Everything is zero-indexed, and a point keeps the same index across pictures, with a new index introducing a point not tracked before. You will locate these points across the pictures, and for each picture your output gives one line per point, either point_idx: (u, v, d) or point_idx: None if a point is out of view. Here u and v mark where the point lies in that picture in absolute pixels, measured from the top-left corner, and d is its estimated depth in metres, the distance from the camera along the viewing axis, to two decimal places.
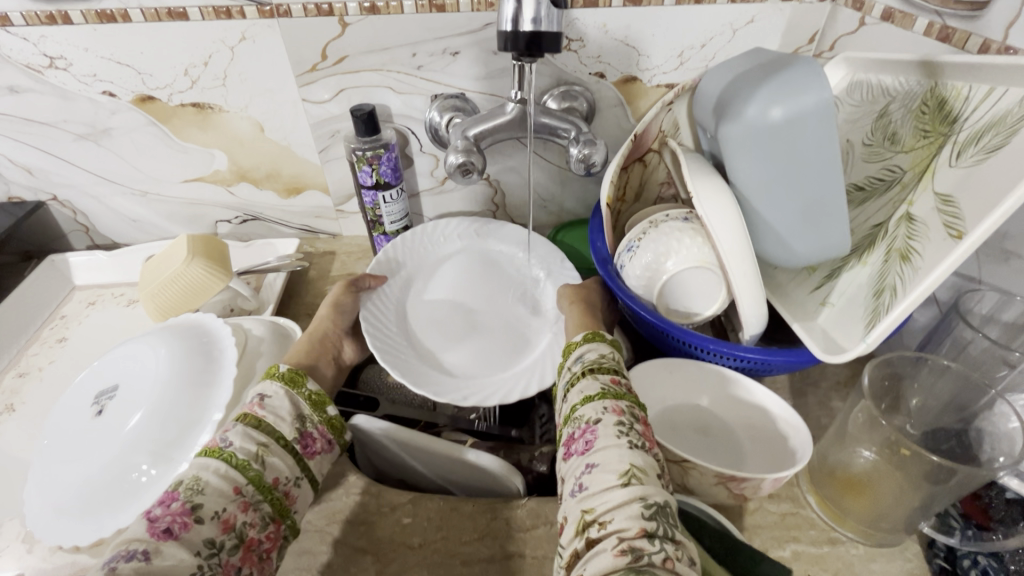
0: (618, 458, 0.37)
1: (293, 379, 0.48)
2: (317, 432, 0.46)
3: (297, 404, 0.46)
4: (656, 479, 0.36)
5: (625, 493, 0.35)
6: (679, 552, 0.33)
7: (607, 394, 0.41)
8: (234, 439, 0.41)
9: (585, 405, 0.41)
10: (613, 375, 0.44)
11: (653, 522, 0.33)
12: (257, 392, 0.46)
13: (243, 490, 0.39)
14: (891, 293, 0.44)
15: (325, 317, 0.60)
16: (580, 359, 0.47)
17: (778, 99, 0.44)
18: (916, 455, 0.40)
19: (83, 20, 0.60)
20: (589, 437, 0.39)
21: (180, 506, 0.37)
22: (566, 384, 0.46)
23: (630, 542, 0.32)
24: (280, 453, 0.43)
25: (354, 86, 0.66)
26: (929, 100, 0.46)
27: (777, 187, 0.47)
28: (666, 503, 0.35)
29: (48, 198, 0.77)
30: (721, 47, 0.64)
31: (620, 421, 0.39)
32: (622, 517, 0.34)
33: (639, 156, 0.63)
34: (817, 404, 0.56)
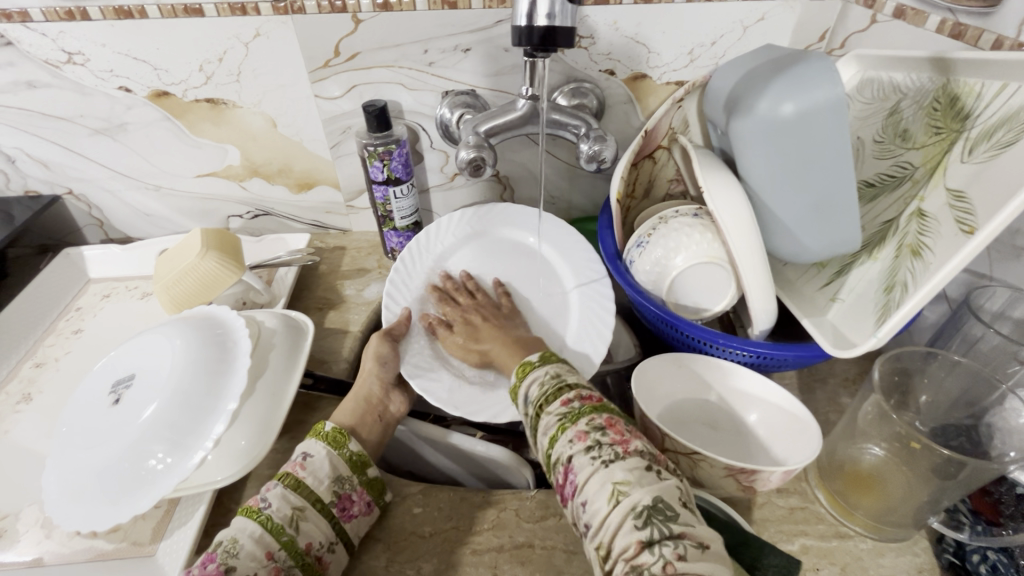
0: (599, 485, 0.36)
1: (335, 438, 0.47)
2: (357, 494, 0.45)
3: (338, 466, 0.45)
4: (640, 480, 0.36)
5: (617, 515, 0.35)
6: (679, 545, 0.33)
7: (565, 424, 0.40)
8: (273, 500, 0.41)
9: (554, 447, 0.40)
10: (561, 399, 0.42)
11: (647, 530, 0.33)
12: (301, 450, 0.46)
13: (276, 556, 0.39)
14: (902, 288, 0.44)
15: (369, 375, 0.55)
16: (528, 401, 0.45)
17: (790, 94, 0.44)
18: (926, 448, 0.40)
19: (101, 16, 0.61)
20: (571, 477, 0.38)
21: (214, 567, 0.37)
22: (530, 430, 0.44)
23: (633, 563, 0.33)
24: (315, 517, 0.42)
25: (366, 82, 0.67)
26: (941, 97, 0.46)
27: (788, 182, 0.47)
28: (654, 500, 0.35)
29: (64, 192, 0.78)
30: (731, 45, 0.65)
31: (589, 445, 0.38)
32: (620, 539, 0.34)
33: (649, 153, 0.63)
34: (825, 399, 0.56)
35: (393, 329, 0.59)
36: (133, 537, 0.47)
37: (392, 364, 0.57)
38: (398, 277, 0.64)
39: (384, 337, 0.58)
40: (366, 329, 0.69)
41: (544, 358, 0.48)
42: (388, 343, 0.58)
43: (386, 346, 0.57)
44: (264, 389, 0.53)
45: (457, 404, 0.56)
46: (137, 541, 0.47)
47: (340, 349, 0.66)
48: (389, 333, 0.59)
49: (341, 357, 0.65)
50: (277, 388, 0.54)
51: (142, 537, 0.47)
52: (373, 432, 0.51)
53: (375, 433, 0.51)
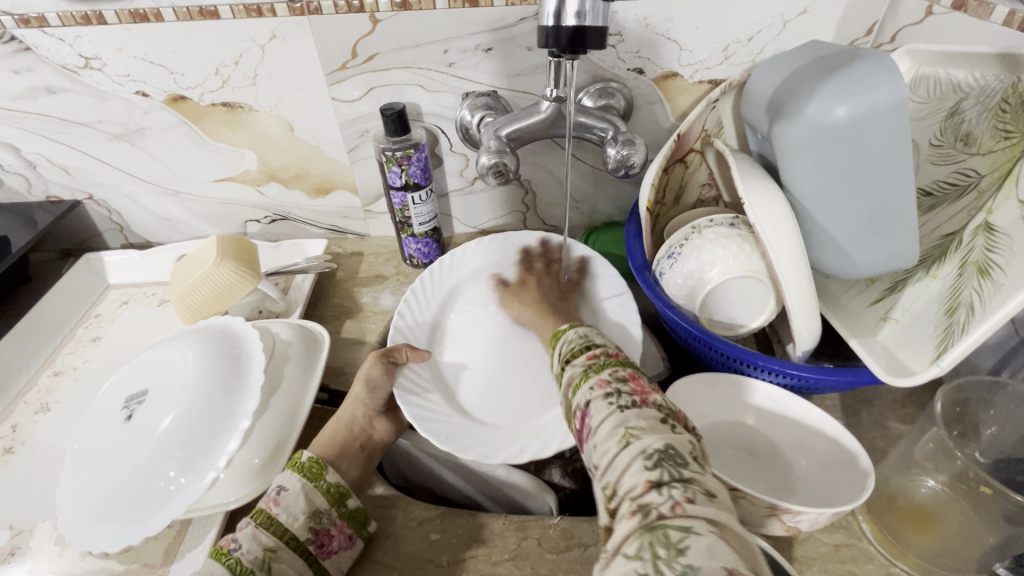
0: (611, 429, 0.33)
1: (312, 469, 0.45)
2: (336, 528, 0.43)
3: (314, 499, 0.43)
4: (653, 424, 0.33)
5: (626, 456, 0.31)
6: (689, 487, 0.29)
7: (589, 372, 0.38)
8: (242, 542, 0.39)
9: (576, 394, 0.37)
10: (587, 353, 0.40)
11: (657, 470, 0.30)
12: (275, 483, 0.44)
13: None
14: (967, 311, 0.40)
15: (359, 399, 0.52)
16: (557, 358, 0.43)
17: (843, 96, 0.40)
18: (999, 493, 0.37)
19: (117, 19, 0.59)
20: (588, 420, 0.35)
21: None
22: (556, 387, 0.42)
23: (637, 499, 0.29)
24: (289, 557, 0.40)
25: (385, 84, 0.64)
26: (1011, 97, 0.42)
27: (839, 192, 0.43)
28: (668, 443, 0.31)
29: (84, 197, 0.78)
30: (770, 40, 0.60)
31: (610, 392, 0.36)
32: (627, 477, 0.30)
33: (681, 157, 0.59)
34: (872, 424, 0.52)
35: (393, 349, 0.55)
36: (145, 557, 0.46)
37: (384, 388, 0.53)
38: (416, 294, 0.63)
39: (382, 359, 0.54)
40: (382, 340, 0.67)
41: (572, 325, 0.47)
42: (386, 363, 0.54)
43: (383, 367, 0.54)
44: (278, 404, 0.51)
45: (451, 437, 0.51)
46: (149, 562, 0.46)
47: (357, 360, 0.64)
48: (388, 352, 0.55)
49: (358, 368, 0.63)
50: (293, 403, 0.53)
51: (155, 559, 0.46)
52: (354, 465, 0.49)
53: (352, 465, 0.49)
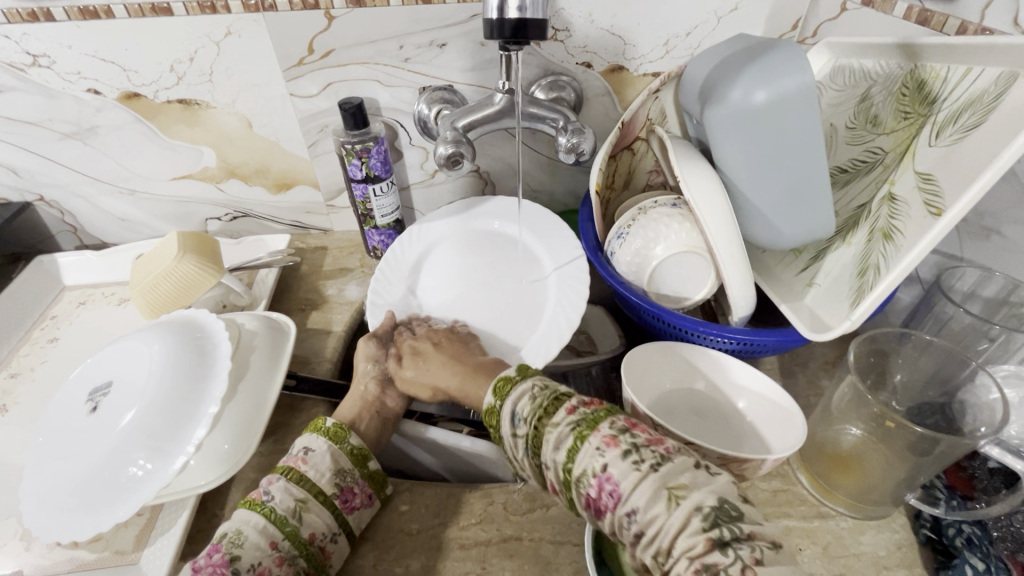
0: (651, 492, 0.33)
1: (336, 433, 0.47)
2: (359, 487, 0.46)
3: (339, 459, 0.46)
4: (693, 478, 0.34)
5: (678, 518, 0.32)
6: (756, 547, 0.30)
7: (585, 431, 0.37)
8: (275, 493, 0.42)
9: (576, 460, 0.36)
10: (568, 406, 0.39)
11: (716, 530, 0.31)
12: (302, 445, 0.46)
13: (279, 545, 0.39)
14: (875, 271, 0.45)
15: (369, 372, 0.56)
16: (518, 419, 0.41)
17: (761, 83, 0.45)
18: (901, 427, 0.41)
19: (66, 16, 0.59)
20: (610, 487, 0.34)
21: (220, 558, 0.37)
22: (529, 453, 0.39)
23: (701, 560, 0.30)
24: (318, 508, 0.42)
25: (342, 80, 0.66)
26: (909, 82, 0.47)
27: (763, 171, 0.47)
28: (721, 500, 0.32)
29: (35, 198, 0.76)
30: (706, 35, 0.65)
31: (625, 447, 0.35)
32: (684, 538, 0.31)
33: (627, 144, 0.63)
34: (806, 383, 0.57)
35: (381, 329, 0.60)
36: (116, 545, 0.47)
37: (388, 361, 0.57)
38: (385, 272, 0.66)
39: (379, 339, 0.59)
40: (349, 329, 0.69)
41: (524, 373, 0.45)
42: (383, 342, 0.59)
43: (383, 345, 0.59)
44: (246, 392, 0.52)
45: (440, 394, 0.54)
46: (120, 549, 0.46)
47: (324, 350, 0.66)
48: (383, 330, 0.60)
49: (324, 358, 0.65)
50: (260, 391, 0.54)
51: (125, 545, 0.47)
52: (371, 426, 0.51)
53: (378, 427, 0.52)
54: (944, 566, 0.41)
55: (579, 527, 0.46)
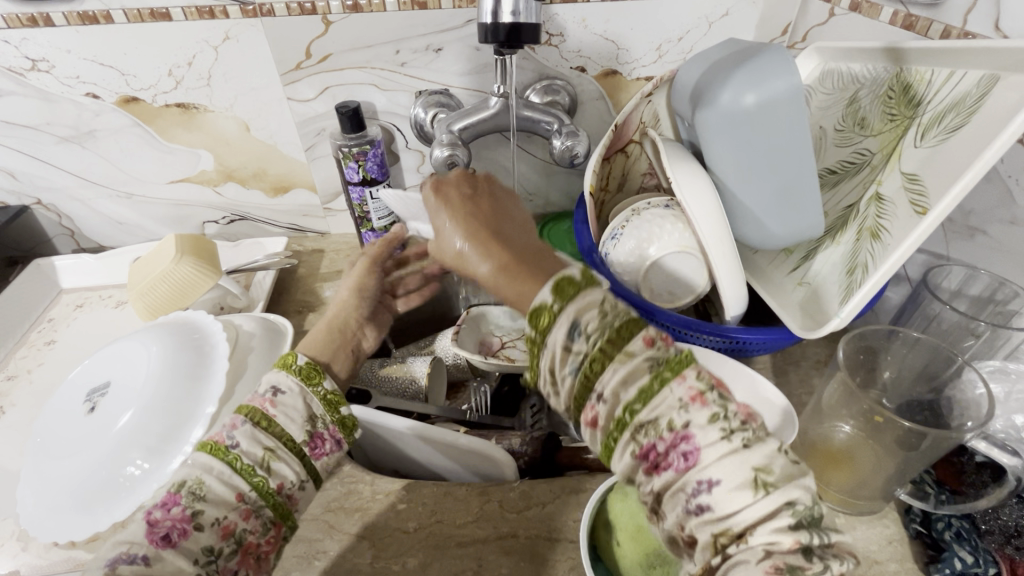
0: (740, 471, 0.26)
1: (309, 373, 0.42)
2: (329, 433, 0.41)
3: (311, 404, 0.41)
4: (786, 467, 0.26)
5: (765, 507, 0.25)
6: (842, 560, 0.25)
7: (665, 377, 0.28)
8: (241, 440, 0.37)
9: (648, 405, 0.27)
10: (649, 336, 0.29)
11: (805, 532, 0.25)
12: (270, 384, 0.41)
13: (246, 498, 0.36)
14: (863, 270, 0.46)
15: (352, 300, 0.56)
16: (577, 330, 0.29)
17: (750, 86, 0.46)
18: (889, 420, 0.42)
19: (65, 22, 0.60)
20: (685, 449, 0.26)
21: (180, 512, 0.34)
22: (580, 375, 0.29)
23: (783, 558, 0.25)
24: (287, 457, 0.38)
25: (339, 83, 0.67)
26: (895, 86, 0.49)
27: (754, 171, 0.48)
28: (812, 497, 0.26)
29: (33, 202, 0.77)
30: (698, 40, 0.66)
31: (715, 409, 0.27)
32: (764, 533, 0.25)
33: (621, 147, 0.64)
34: (798, 381, 0.58)
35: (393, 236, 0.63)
36: None
37: (371, 290, 0.59)
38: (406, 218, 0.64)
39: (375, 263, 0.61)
40: None
41: (588, 275, 0.31)
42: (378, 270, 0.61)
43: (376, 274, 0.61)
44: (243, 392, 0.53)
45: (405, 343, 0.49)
46: None
47: None
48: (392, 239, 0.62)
49: None
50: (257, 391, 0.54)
51: None
52: (344, 367, 0.49)
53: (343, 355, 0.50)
54: (933, 560, 0.42)
55: (574, 523, 0.47)
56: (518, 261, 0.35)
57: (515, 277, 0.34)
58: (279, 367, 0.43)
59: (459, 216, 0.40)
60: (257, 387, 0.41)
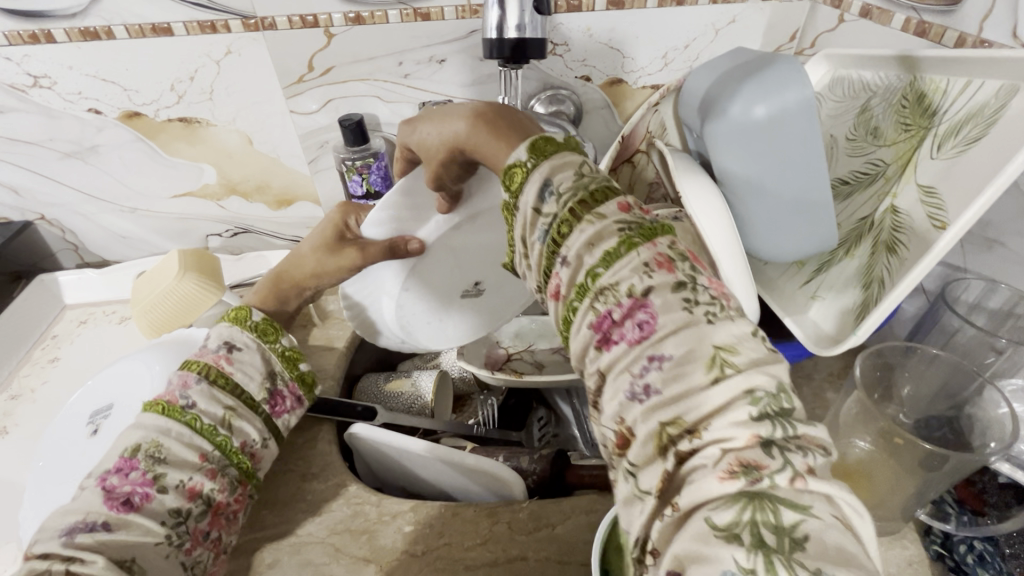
0: (697, 346, 0.26)
1: (263, 329, 0.50)
2: (287, 391, 0.50)
3: (270, 360, 0.49)
4: (752, 355, 0.26)
5: (724, 392, 0.25)
6: (808, 453, 0.24)
7: (634, 240, 0.28)
8: (198, 399, 0.43)
9: (611, 269, 0.28)
10: (624, 201, 0.30)
11: (766, 425, 0.24)
12: (223, 341, 0.47)
13: (208, 458, 0.42)
14: (880, 285, 0.45)
15: (310, 276, 0.52)
16: (549, 192, 0.30)
17: (760, 98, 0.44)
18: (910, 443, 0.41)
19: (66, 38, 0.59)
20: (643, 317, 0.27)
21: (141, 476, 0.38)
22: (547, 238, 0.30)
23: (739, 455, 0.23)
24: (248, 413, 0.46)
25: (342, 96, 0.66)
26: (910, 94, 0.47)
27: (766, 185, 0.47)
28: (778, 387, 0.25)
29: (36, 217, 0.77)
30: (704, 47, 0.65)
31: (680, 279, 0.28)
32: (725, 424, 0.24)
33: (627, 157, 0.65)
34: (811, 395, 0.57)
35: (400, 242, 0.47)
36: None
37: (336, 279, 0.51)
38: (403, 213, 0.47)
39: (357, 266, 0.49)
40: (351, 345, 0.68)
41: (569, 141, 0.33)
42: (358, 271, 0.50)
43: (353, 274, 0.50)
44: None
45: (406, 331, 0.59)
46: None
47: (327, 367, 0.65)
48: (396, 247, 0.47)
49: (326, 375, 0.64)
50: None
51: None
52: (290, 307, 0.56)
53: (291, 305, 0.55)
54: None
55: (585, 546, 0.46)
56: (493, 113, 0.36)
57: (489, 129, 0.35)
58: (233, 324, 0.49)
59: (440, 108, 0.39)
60: (209, 344, 0.47)
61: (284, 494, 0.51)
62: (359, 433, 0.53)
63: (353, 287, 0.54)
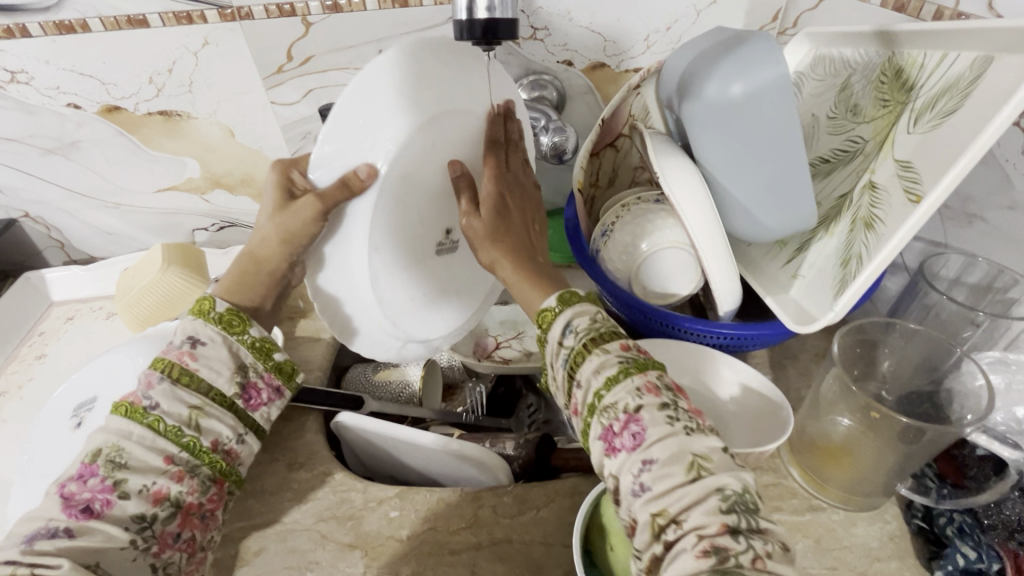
0: (677, 452, 0.30)
1: (229, 321, 0.43)
2: (262, 383, 0.45)
3: (238, 353, 0.43)
4: (723, 459, 0.31)
5: (696, 490, 0.29)
6: (769, 541, 0.28)
7: (630, 369, 0.34)
8: (159, 401, 0.39)
9: (611, 391, 0.33)
10: (623, 342, 0.36)
11: (734, 516, 0.28)
12: (187, 335, 0.42)
13: (174, 460, 0.39)
14: (857, 261, 0.44)
15: (275, 243, 0.43)
16: (570, 330, 0.37)
17: (736, 76, 0.45)
18: (886, 417, 0.41)
19: (42, 31, 0.59)
20: (635, 428, 0.31)
21: (100, 482, 0.36)
22: (567, 365, 0.36)
23: (711, 540, 0.28)
24: (218, 412, 0.42)
25: (323, 86, 0.66)
26: (888, 70, 0.48)
27: (742, 162, 0.47)
28: (744, 488, 0.30)
29: (20, 215, 0.76)
30: (686, 29, 0.65)
31: (664, 400, 0.32)
32: (698, 513, 0.29)
33: (610, 141, 0.63)
34: (796, 375, 0.57)
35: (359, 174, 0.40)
36: None
37: (304, 239, 0.43)
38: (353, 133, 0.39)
39: (323, 214, 0.41)
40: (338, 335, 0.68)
41: (591, 296, 0.40)
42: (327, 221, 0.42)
43: (321, 226, 0.42)
44: None
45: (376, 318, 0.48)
46: None
47: (314, 358, 0.66)
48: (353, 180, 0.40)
49: (313, 365, 0.65)
50: None
51: None
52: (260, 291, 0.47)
53: (266, 300, 0.47)
54: (936, 556, 0.41)
55: (569, 528, 0.46)
56: (535, 270, 0.43)
57: (529, 281, 0.43)
58: (196, 317, 0.43)
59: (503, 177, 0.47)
60: (173, 338, 0.42)
61: (271, 483, 0.52)
62: (345, 421, 0.52)
63: (328, 276, 0.45)
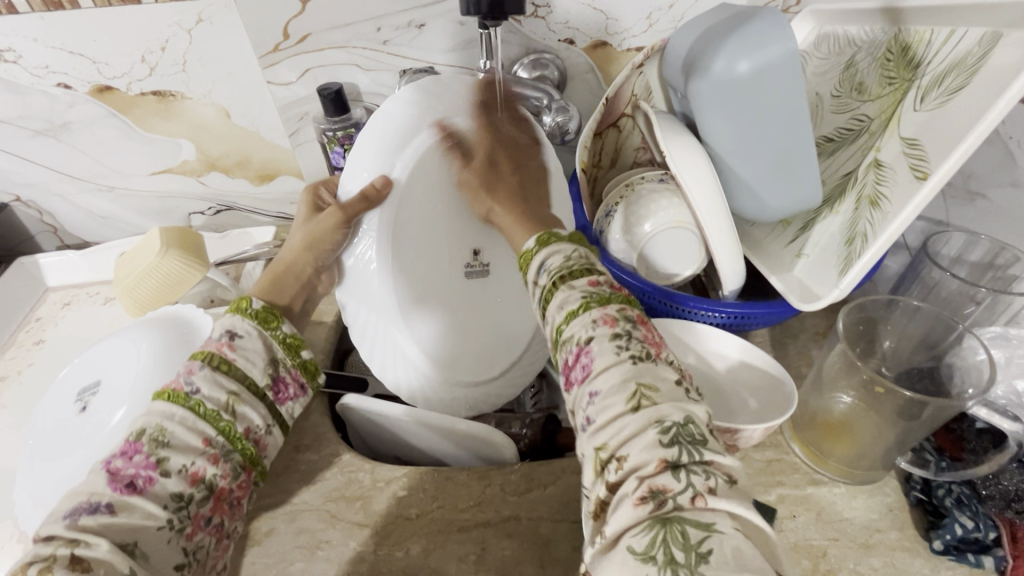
0: (620, 381, 0.30)
1: (266, 317, 0.44)
2: (291, 376, 0.45)
3: (271, 347, 0.44)
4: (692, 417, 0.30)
5: (635, 421, 0.29)
6: (710, 475, 0.27)
7: (591, 303, 0.34)
8: (201, 385, 0.39)
9: (570, 325, 0.33)
10: (590, 277, 0.35)
11: (674, 450, 0.27)
12: (226, 328, 0.43)
13: (212, 443, 0.38)
14: (862, 239, 0.45)
15: (299, 251, 0.47)
16: (544, 269, 0.38)
17: (744, 52, 0.44)
18: (889, 392, 0.42)
19: (29, 8, 0.57)
20: (585, 360, 0.32)
21: (144, 459, 0.35)
22: (538, 303, 0.37)
23: (651, 482, 0.27)
24: (251, 399, 0.41)
25: (321, 65, 0.64)
26: (894, 47, 0.47)
27: (748, 139, 0.47)
28: (687, 418, 0.29)
29: (11, 199, 0.75)
30: (688, 6, 0.64)
31: (618, 333, 0.32)
32: (639, 449, 0.28)
33: (612, 121, 0.63)
34: (797, 353, 0.58)
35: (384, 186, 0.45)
36: None
37: (326, 246, 0.47)
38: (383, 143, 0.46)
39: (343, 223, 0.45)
40: (340, 318, 0.68)
41: (573, 237, 0.40)
42: (347, 230, 0.46)
43: (342, 235, 0.46)
44: None
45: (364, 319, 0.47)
46: None
47: (316, 341, 0.65)
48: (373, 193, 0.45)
49: (315, 348, 0.64)
50: None
51: None
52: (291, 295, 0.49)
53: (295, 301, 0.49)
54: (933, 526, 0.42)
55: (576, 504, 0.47)
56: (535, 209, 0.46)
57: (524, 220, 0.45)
58: (234, 313, 0.44)
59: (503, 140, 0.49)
60: (212, 332, 0.43)
61: (278, 465, 0.52)
62: (351, 403, 0.52)
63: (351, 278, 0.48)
